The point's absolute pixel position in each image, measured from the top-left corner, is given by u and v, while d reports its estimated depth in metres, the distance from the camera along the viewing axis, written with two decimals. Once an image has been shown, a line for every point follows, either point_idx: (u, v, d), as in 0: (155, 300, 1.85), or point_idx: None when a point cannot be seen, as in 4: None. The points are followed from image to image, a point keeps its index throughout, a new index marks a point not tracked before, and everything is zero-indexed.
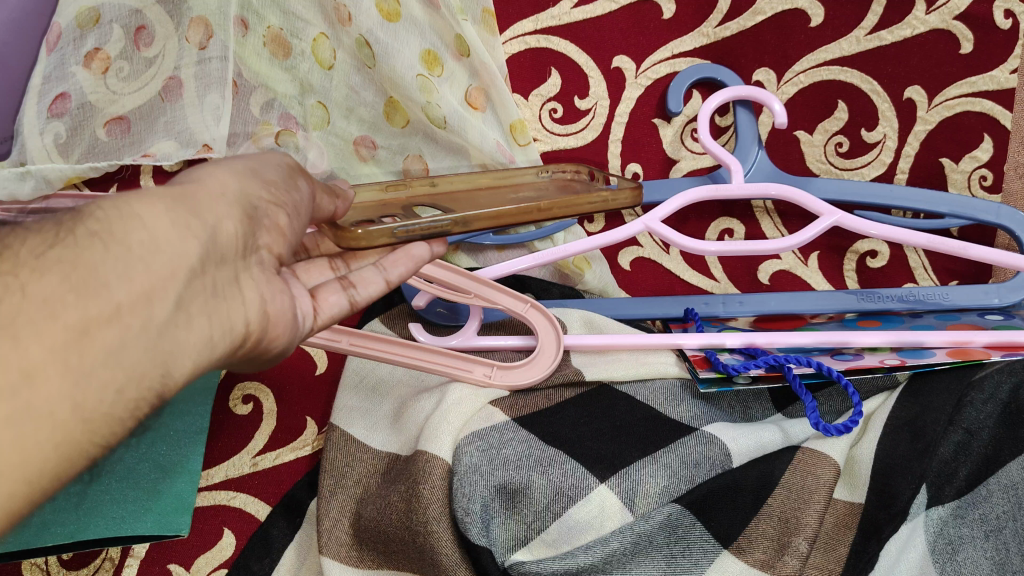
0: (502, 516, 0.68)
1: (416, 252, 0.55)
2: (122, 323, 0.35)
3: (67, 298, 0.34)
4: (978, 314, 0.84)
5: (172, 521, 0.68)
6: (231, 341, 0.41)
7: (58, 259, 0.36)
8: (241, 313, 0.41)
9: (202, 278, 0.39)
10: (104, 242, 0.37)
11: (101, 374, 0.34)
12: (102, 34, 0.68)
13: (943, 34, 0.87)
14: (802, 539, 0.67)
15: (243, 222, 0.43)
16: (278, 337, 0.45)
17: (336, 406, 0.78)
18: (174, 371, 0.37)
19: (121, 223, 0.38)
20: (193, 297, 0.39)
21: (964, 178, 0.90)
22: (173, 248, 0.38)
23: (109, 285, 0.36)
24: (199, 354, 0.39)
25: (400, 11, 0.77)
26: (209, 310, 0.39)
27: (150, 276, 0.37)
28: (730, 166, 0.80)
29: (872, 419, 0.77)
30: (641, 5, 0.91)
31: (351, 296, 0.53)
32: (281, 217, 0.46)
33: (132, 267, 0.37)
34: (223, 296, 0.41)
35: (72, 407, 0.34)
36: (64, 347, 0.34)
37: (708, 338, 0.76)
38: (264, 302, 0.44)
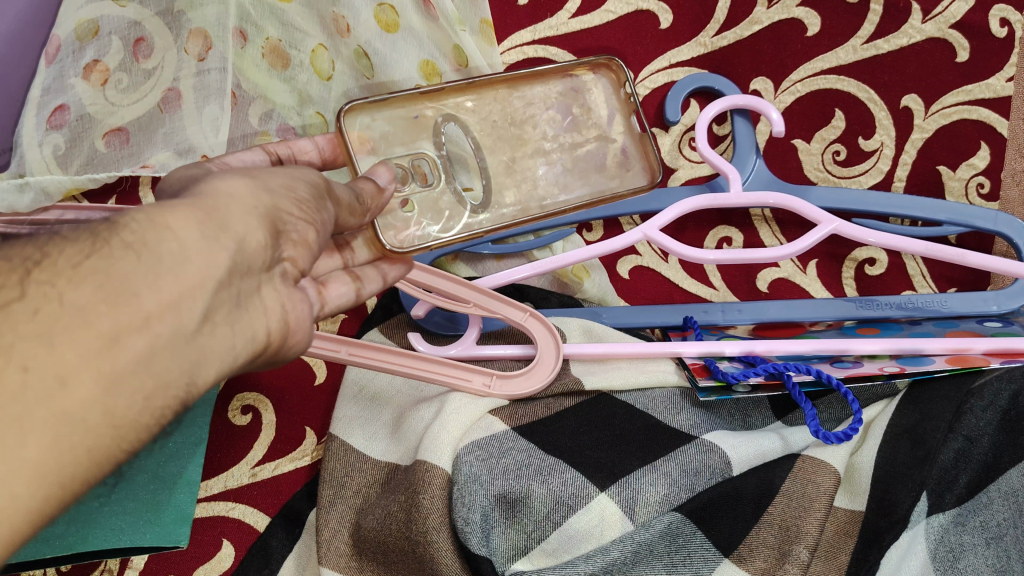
0: (502, 526, 0.67)
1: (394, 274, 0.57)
2: (151, 332, 0.35)
3: (100, 307, 0.33)
4: (976, 321, 0.84)
5: (172, 533, 0.68)
6: (253, 348, 0.41)
7: (91, 270, 0.34)
8: (262, 321, 0.41)
9: (229, 287, 0.39)
10: (137, 253, 0.35)
11: (130, 381, 0.34)
12: (101, 46, 0.68)
13: (939, 42, 0.88)
14: (802, 547, 0.67)
15: (270, 235, 0.41)
16: (297, 342, 0.45)
17: (336, 416, 0.78)
18: (200, 377, 0.37)
19: (156, 237, 0.36)
20: (220, 305, 0.38)
21: (961, 186, 0.90)
22: (203, 258, 0.37)
23: (139, 294, 0.35)
24: (223, 361, 0.39)
25: (399, 22, 0.77)
26: (233, 320, 0.39)
27: (180, 286, 0.36)
28: (729, 176, 0.80)
29: (872, 427, 0.76)
30: (639, 14, 0.92)
31: (359, 288, 0.53)
32: (311, 233, 0.44)
33: (164, 276, 0.35)
34: (246, 304, 0.40)
35: (103, 413, 0.33)
36: (95, 353, 0.33)
37: (706, 346, 0.76)
38: (286, 310, 0.43)
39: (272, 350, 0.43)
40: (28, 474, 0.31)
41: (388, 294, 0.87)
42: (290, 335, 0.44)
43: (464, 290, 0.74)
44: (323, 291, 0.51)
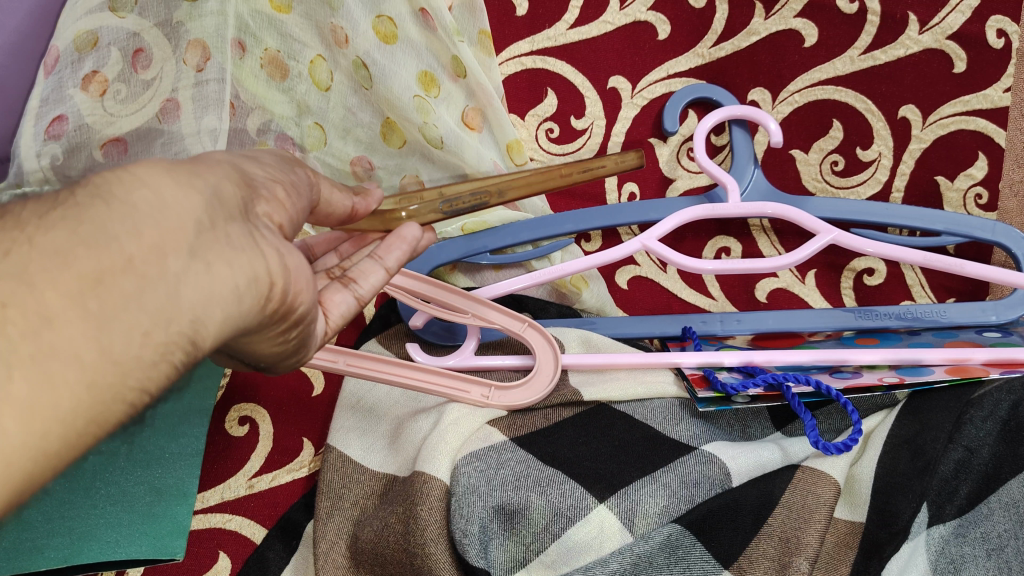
0: (501, 538, 0.67)
1: (409, 234, 0.52)
2: (137, 272, 0.32)
3: (77, 249, 0.31)
4: (975, 330, 0.84)
5: (167, 545, 0.66)
6: (258, 294, 0.38)
7: (60, 218, 0.32)
8: (263, 263, 0.38)
9: (213, 230, 0.36)
10: (106, 201, 0.34)
11: (122, 318, 0.32)
12: (100, 57, 0.68)
13: (937, 53, 0.88)
14: (802, 559, 0.66)
15: (242, 185, 0.41)
16: (302, 293, 0.42)
17: (333, 427, 0.78)
18: (206, 318, 0.35)
19: (123, 185, 0.35)
20: (208, 245, 0.36)
21: (958, 196, 0.90)
22: (179, 202, 0.35)
23: (118, 238, 0.33)
24: (227, 303, 0.36)
25: (397, 33, 0.77)
26: (229, 257, 0.36)
27: (160, 229, 0.34)
28: (726, 185, 0.81)
29: (871, 437, 0.76)
30: (636, 26, 0.92)
31: (384, 265, 0.51)
32: (280, 190, 0.44)
33: (140, 218, 0.34)
34: (241, 244, 0.38)
35: (99, 350, 0.31)
36: (80, 293, 0.31)
37: (705, 356, 0.76)
38: (284, 257, 0.40)
39: (286, 322, 0.42)
40: (29, 416, 0.29)
41: (385, 306, 0.87)
42: (295, 286, 0.41)
43: (462, 300, 0.75)
44: (348, 283, 0.49)
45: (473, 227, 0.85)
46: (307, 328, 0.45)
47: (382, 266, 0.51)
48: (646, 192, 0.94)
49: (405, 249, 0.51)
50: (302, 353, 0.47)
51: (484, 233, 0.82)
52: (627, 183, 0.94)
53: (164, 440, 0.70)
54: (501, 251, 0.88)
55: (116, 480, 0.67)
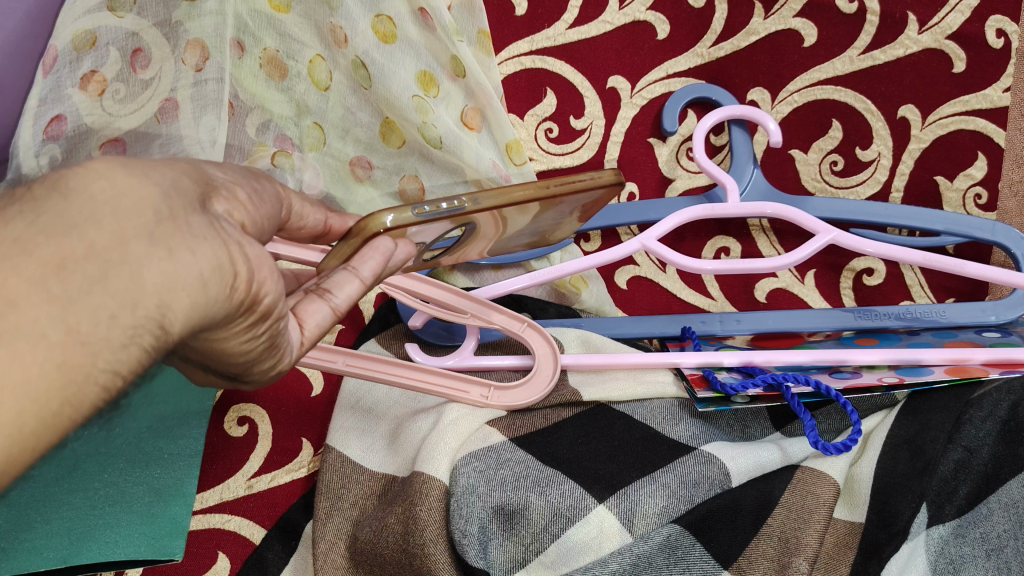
0: (500, 538, 0.67)
1: (384, 244, 0.47)
2: (99, 258, 0.32)
3: (37, 237, 0.31)
4: (975, 330, 0.84)
5: (166, 545, 0.65)
6: (223, 282, 0.37)
7: (19, 211, 0.32)
8: (225, 250, 0.37)
9: (174, 220, 0.36)
10: (63, 194, 0.33)
11: (87, 302, 0.31)
12: (98, 57, 0.67)
13: (936, 53, 0.88)
14: (802, 559, 0.67)
15: (197, 181, 0.40)
16: (269, 282, 0.41)
17: (332, 428, 0.77)
18: (172, 303, 0.34)
19: (79, 178, 0.34)
20: (171, 233, 0.35)
21: (958, 196, 0.90)
22: (137, 191, 0.35)
23: (78, 228, 0.32)
24: (193, 290, 0.35)
25: (396, 33, 0.77)
26: (192, 245, 0.35)
27: (118, 216, 0.33)
28: (725, 185, 0.81)
29: (871, 437, 0.76)
30: (635, 26, 0.92)
31: (359, 277, 0.46)
32: (241, 190, 0.43)
33: (99, 210, 0.33)
34: (203, 233, 0.37)
35: (66, 331, 0.31)
36: (43, 278, 0.31)
37: (705, 356, 0.76)
38: (244, 246, 0.39)
39: (252, 318, 0.40)
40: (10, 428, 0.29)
41: (385, 306, 0.87)
42: (260, 274, 0.40)
43: (460, 301, 0.74)
44: (323, 293, 0.47)
45: None
46: (278, 326, 0.43)
47: (358, 278, 0.46)
48: (646, 192, 0.93)
49: (380, 259, 0.46)
50: (276, 357, 0.45)
51: None
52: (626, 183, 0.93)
53: (165, 442, 0.69)
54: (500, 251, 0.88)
55: (115, 481, 0.67)
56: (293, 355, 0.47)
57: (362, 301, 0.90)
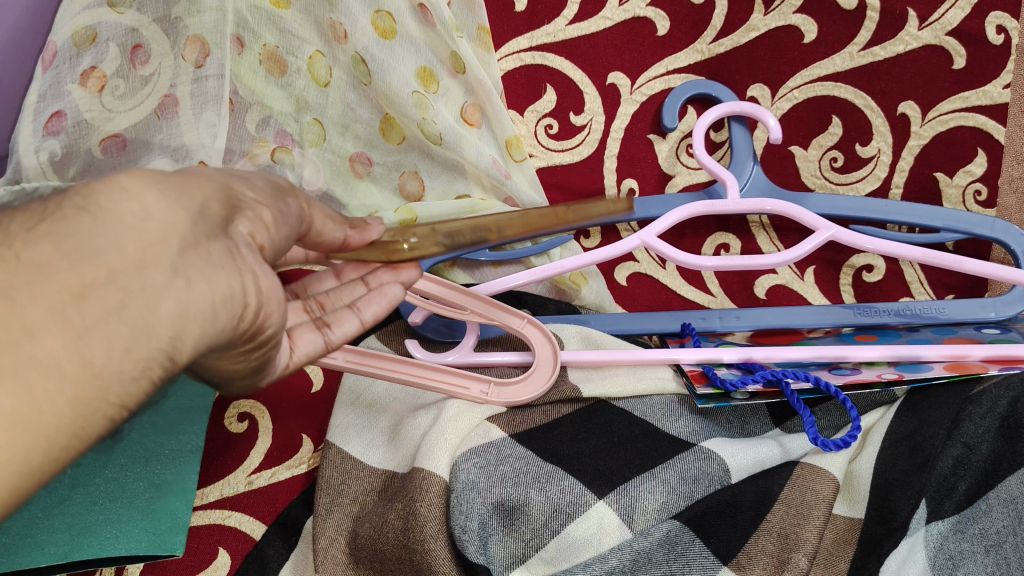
0: (500, 534, 0.67)
1: (391, 293, 0.51)
2: (119, 287, 0.33)
3: (59, 262, 0.32)
4: (974, 327, 0.84)
5: (167, 541, 0.65)
6: (232, 312, 0.37)
7: (44, 233, 0.33)
8: (240, 282, 0.37)
9: (194, 248, 0.36)
10: (92, 215, 0.34)
11: (103, 330, 0.32)
12: (98, 53, 0.68)
13: (936, 49, 0.88)
14: (802, 555, 0.65)
15: (225, 203, 0.39)
16: (277, 311, 0.41)
17: (332, 424, 0.77)
18: (183, 335, 0.35)
19: (110, 197, 0.35)
20: (191, 262, 0.35)
21: (958, 192, 0.90)
22: (164, 216, 0.35)
23: (100, 254, 0.33)
24: (204, 321, 0.35)
25: (396, 29, 0.77)
26: (209, 275, 0.36)
27: (140, 243, 0.34)
28: (725, 181, 0.80)
29: (871, 433, 0.76)
30: (635, 22, 0.91)
31: (360, 317, 0.49)
32: (267, 212, 0.42)
33: (125, 236, 0.34)
34: (220, 260, 0.37)
35: (79, 361, 0.31)
36: (63, 307, 0.31)
37: (704, 353, 0.76)
38: (260, 277, 0.39)
39: (253, 343, 0.41)
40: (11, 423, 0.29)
41: None
42: (269, 305, 0.40)
43: (461, 296, 0.75)
44: (323, 327, 0.49)
45: None
46: (270, 353, 0.43)
47: (359, 318, 0.49)
48: (646, 188, 0.93)
49: (386, 304, 0.50)
50: (269, 374, 0.46)
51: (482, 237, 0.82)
52: (625, 180, 0.93)
53: (165, 440, 0.69)
54: (499, 247, 0.88)
55: (116, 477, 0.67)
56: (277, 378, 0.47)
57: None
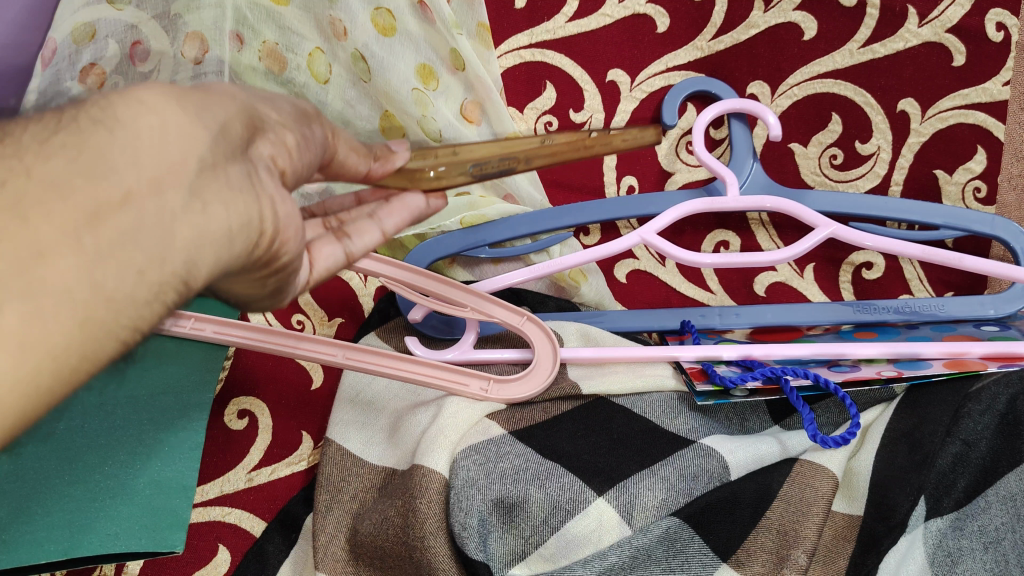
0: (499, 531, 0.67)
1: (412, 202, 0.49)
2: (136, 208, 0.29)
3: (74, 181, 0.28)
4: (974, 325, 0.84)
5: (167, 537, 0.63)
6: (248, 239, 0.34)
7: (61, 145, 0.29)
8: (259, 208, 0.34)
9: (214, 169, 0.32)
10: (108, 128, 0.30)
11: (117, 254, 0.28)
12: (97, 49, 0.67)
13: (936, 46, 0.88)
14: (802, 552, 0.66)
15: (247, 122, 0.36)
16: (291, 241, 0.37)
17: (332, 421, 0.78)
18: (199, 261, 0.31)
19: (128, 109, 0.30)
20: (209, 184, 0.31)
21: (958, 189, 0.90)
22: (184, 134, 0.31)
23: (117, 169, 0.29)
24: (220, 247, 0.32)
25: (395, 26, 0.76)
26: (227, 199, 0.32)
27: (161, 159, 0.30)
28: (725, 179, 0.80)
29: (870, 430, 0.77)
30: (635, 19, 0.91)
31: (381, 227, 0.47)
32: (290, 135, 0.38)
33: (141, 150, 0.30)
34: (240, 184, 0.33)
35: (92, 287, 0.27)
36: (75, 228, 0.27)
37: (704, 350, 0.76)
38: (278, 204, 0.35)
39: (268, 271, 0.38)
40: None
41: (385, 299, 0.87)
42: (285, 232, 0.36)
43: (462, 294, 0.75)
44: (342, 237, 0.46)
45: (472, 220, 0.84)
46: (286, 277, 0.40)
47: (381, 228, 0.47)
48: (645, 186, 0.93)
49: (407, 215, 0.48)
50: (278, 300, 0.42)
51: (483, 227, 0.83)
52: (625, 177, 0.94)
53: (166, 435, 0.70)
54: (499, 245, 0.88)
55: (116, 474, 0.66)
56: (294, 296, 0.44)
57: (363, 294, 0.89)
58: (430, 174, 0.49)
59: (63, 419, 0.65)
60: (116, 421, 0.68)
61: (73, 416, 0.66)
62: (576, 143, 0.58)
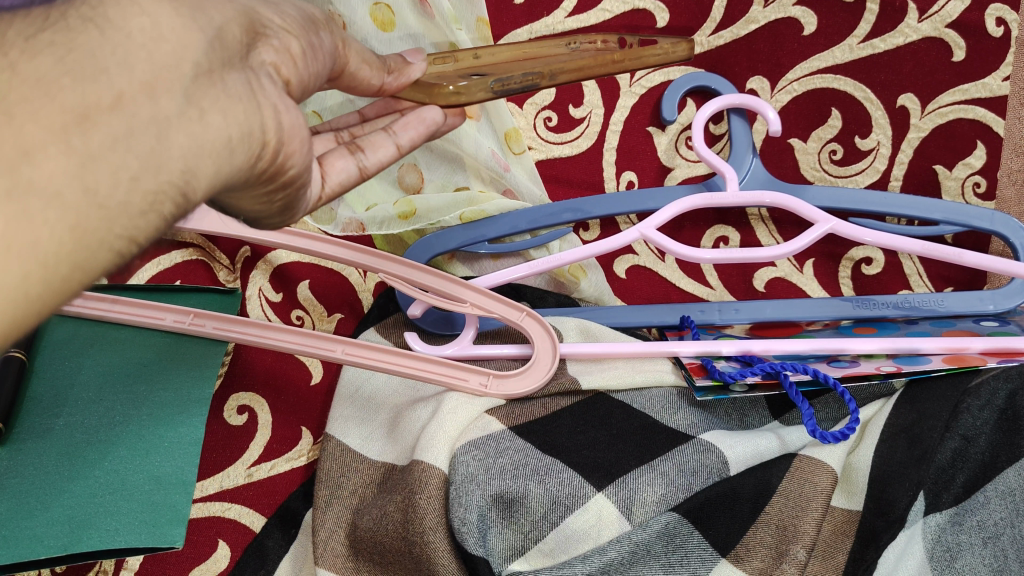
0: (499, 526, 0.67)
1: (428, 116, 0.49)
2: (128, 113, 0.30)
3: (62, 81, 0.29)
4: (973, 320, 0.84)
5: (167, 533, 0.62)
6: (250, 150, 0.36)
7: (49, 43, 0.30)
8: (259, 117, 0.36)
9: (210, 76, 0.34)
10: (99, 29, 0.31)
11: (110, 157, 0.29)
12: None
13: (936, 42, 0.88)
14: (800, 547, 0.66)
15: (247, 31, 0.37)
16: (296, 154, 0.40)
17: (331, 417, 0.78)
18: (198, 169, 0.33)
19: (120, 11, 0.32)
20: (205, 92, 0.33)
21: (957, 185, 0.90)
22: (179, 37, 0.33)
23: (111, 72, 0.30)
24: (219, 156, 0.34)
25: (394, 20, 0.76)
26: (224, 107, 0.34)
27: (154, 64, 0.32)
28: (724, 174, 0.81)
29: (869, 425, 0.76)
30: (635, 13, 0.91)
31: (395, 141, 0.49)
32: (295, 43, 0.40)
33: (136, 52, 0.31)
34: (238, 94, 0.35)
35: (83, 190, 0.29)
36: (64, 128, 0.28)
37: (703, 346, 0.76)
38: (280, 112, 0.37)
39: (276, 184, 0.41)
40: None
41: (385, 295, 0.87)
42: (289, 144, 0.39)
43: (462, 289, 0.75)
44: (355, 151, 0.48)
45: (472, 216, 0.84)
46: (295, 194, 0.43)
47: (394, 142, 0.49)
48: (645, 182, 0.93)
49: (422, 131, 0.49)
50: (289, 216, 0.46)
51: (482, 223, 0.84)
52: (625, 173, 0.93)
53: (164, 430, 0.69)
54: (499, 240, 0.88)
55: (116, 469, 0.66)
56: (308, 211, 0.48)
57: (362, 290, 0.89)
58: (448, 89, 0.51)
59: (62, 415, 0.68)
60: (116, 415, 0.69)
61: (72, 412, 0.68)
62: (602, 60, 0.57)
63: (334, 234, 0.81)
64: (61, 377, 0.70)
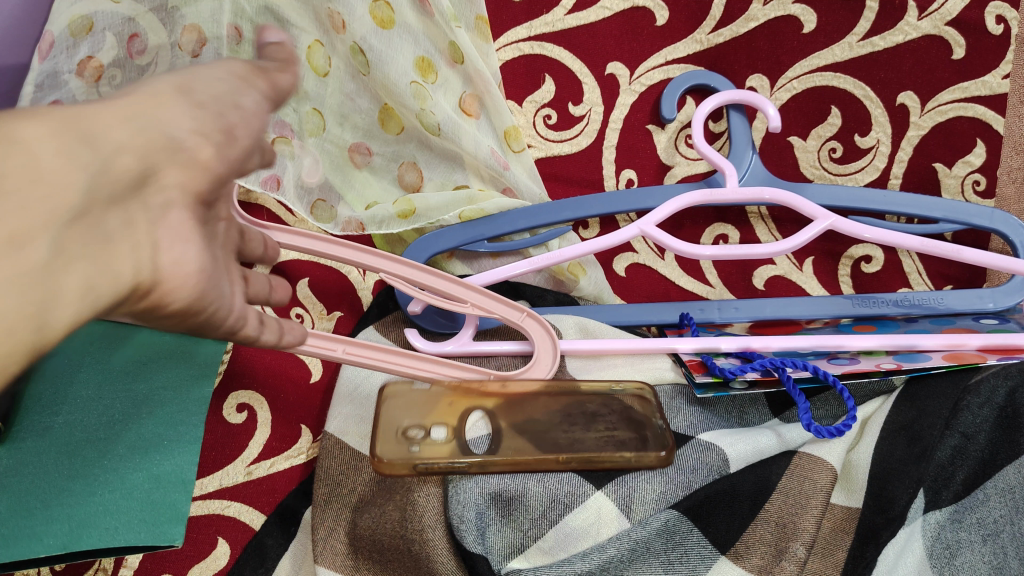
0: (497, 524, 0.67)
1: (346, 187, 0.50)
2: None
3: None
4: (972, 318, 0.85)
5: (168, 530, 0.63)
6: (119, 288, 0.36)
7: None
8: (130, 260, 0.36)
9: (85, 218, 0.34)
10: None
11: None
12: (95, 42, 0.69)
13: (935, 40, 0.88)
14: (799, 544, 0.66)
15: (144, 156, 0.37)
16: (177, 288, 0.39)
17: (331, 415, 0.77)
18: (57, 316, 0.33)
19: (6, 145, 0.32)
20: (74, 238, 0.34)
21: (957, 183, 0.91)
22: (57, 179, 0.33)
23: None
24: (83, 304, 0.34)
25: (394, 19, 0.77)
26: (92, 254, 0.34)
27: (28, 213, 0.32)
28: (725, 171, 0.82)
29: (868, 423, 0.76)
30: (635, 11, 0.90)
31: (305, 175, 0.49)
32: (205, 154, 0.40)
33: (13, 201, 0.31)
34: (110, 237, 0.35)
35: None
36: None
37: (702, 342, 0.77)
38: (159, 248, 0.38)
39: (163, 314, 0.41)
40: None
41: (384, 293, 0.87)
42: (175, 279, 0.39)
43: (461, 289, 0.75)
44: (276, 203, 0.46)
45: (471, 215, 0.83)
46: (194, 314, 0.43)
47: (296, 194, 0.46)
48: (645, 179, 0.93)
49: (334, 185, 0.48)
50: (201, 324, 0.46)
51: (481, 222, 0.84)
52: (624, 170, 0.93)
53: (163, 429, 0.69)
54: (499, 239, 0.88)
55: (115, 468, 0.65)
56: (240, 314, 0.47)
57: (362, 288, 0.89)
58: None
59: (61, 412, 0.66)
60: (115, 414, 0.68)
61: (72, 410, 0.67)
62: None
63: (334, 232, 0.81)
64: (60, 375, 0.68)
